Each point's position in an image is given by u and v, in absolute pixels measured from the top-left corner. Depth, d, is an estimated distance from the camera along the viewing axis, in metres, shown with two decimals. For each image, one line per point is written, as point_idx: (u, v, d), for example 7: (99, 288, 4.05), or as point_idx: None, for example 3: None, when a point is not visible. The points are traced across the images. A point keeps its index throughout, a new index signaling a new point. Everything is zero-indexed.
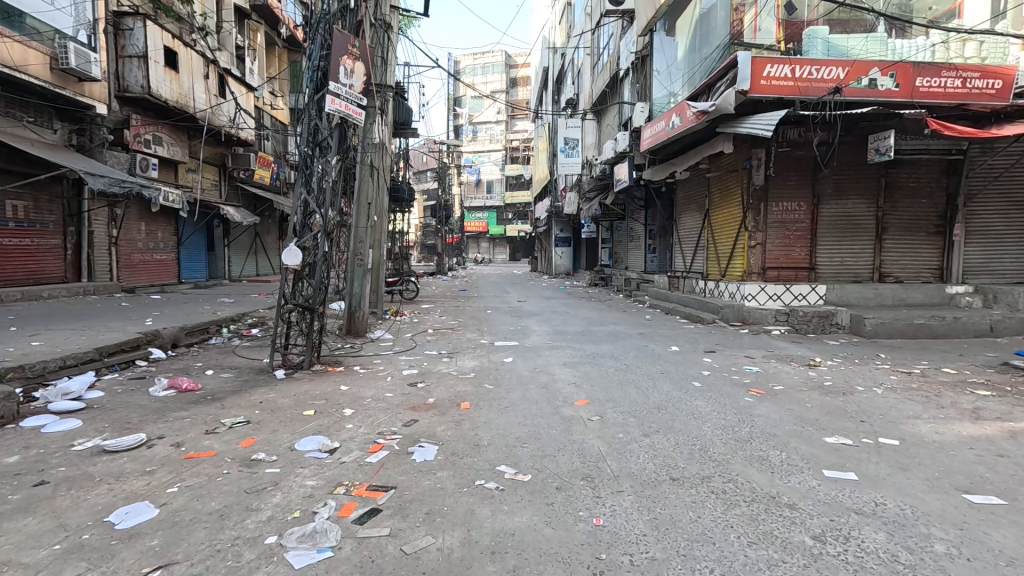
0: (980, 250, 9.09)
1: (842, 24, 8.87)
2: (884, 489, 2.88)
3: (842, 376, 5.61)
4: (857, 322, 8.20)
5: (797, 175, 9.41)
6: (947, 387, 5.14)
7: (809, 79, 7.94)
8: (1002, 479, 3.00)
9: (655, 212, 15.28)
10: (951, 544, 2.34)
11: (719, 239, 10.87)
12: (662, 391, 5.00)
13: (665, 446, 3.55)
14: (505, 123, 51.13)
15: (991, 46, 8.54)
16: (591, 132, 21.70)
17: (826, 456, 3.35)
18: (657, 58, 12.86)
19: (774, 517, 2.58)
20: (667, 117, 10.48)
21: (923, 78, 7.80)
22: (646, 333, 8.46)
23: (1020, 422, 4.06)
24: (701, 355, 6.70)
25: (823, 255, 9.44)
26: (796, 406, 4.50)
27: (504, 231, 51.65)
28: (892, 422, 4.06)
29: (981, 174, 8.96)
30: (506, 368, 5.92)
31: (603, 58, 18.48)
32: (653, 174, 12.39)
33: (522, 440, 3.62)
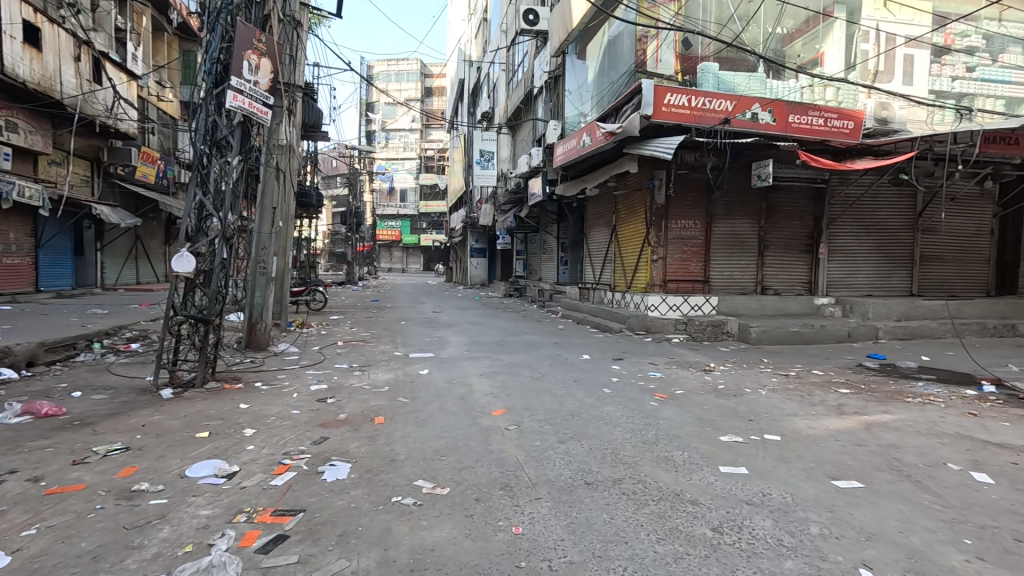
0: (840, 267, 10.50)
1: (730, 62, 9.89)
2: (770, 480, 3.21)
3: (733, 380, 6.19)
4: (743, 330, 9.08)
5: (693, 196, 10.27)
6: (816, 387, 5.85)
7: (704, 108, 8.67)
8: (861, 466, 3.47)
9: (567, 225, 15.86)
10: (825, 526, 2.64)
11: (625, 253, 11.54)
12: (576, 398, 5.19)
13: (580, 451, 3.68)
14: (419, 132, 50.53)
15: (845, 92, 10.03)
16: (506, 146, 22.09)
17: (721, 453, 3.66)
18: (568, 78, 13.45)
19: (678, 513, 2.77)
20: (578, 136, 10.99)
21: (794, 115, 8.85)
22: (560, 342, 8.73)
23: (873, 415, 4.73)
24: (610, 363, 7.04)
25: (716, 269, 10.36)
26: (695, 409, 4.86)
27: (419, 240, 50.85)
28: (774, 420, 4.54)
29: (839, 201, 10.38)
30: (422, 380, 5.81)
31: (518, 75, 19.00)
32: (566, 190, 12.89)
33: (440, 453, 3.57)
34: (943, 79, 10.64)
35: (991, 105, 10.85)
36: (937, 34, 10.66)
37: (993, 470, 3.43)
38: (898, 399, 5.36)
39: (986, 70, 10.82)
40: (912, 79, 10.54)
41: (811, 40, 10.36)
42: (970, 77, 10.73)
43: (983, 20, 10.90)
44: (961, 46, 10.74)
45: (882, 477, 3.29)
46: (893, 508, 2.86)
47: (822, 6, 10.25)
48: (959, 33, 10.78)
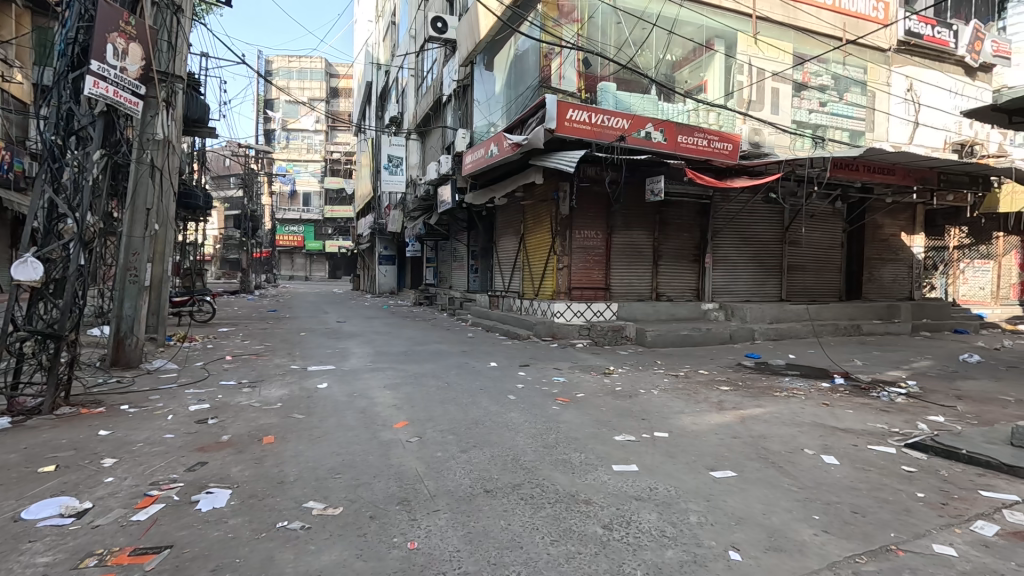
0: (723, 275, 11.58)
1: (627, 83, 10.54)
2: (657, 475, 3.43)
3: (630, 382, 6.55)
4: (640, 334, 9.66)
5: (594, 208, 10.78)
6: (702, 385, 6.38)
7: (603, 126, 9.14)
8: (735, 456, 3.82)
9: (477, 233, 15.94)
10: (702, 515, 2.87)
11: (532, 261, 11.82)
12: (481, 406, 5.18)
13: (481, 459, 3.68)
14: (324, 134, 48.22)
15: (726, 117, 11.32)
16: (416, 152, 21.76)
17: (615, 453, 3.85)
18: (477, 89, 13.60)
19: (572, 514, 2.86)
20: (486, 145, 11.11)
21: (682, 136, 9.63)
22: (468, 350, 8.72)
23: (747, 409, 5.25)
24: (517, 369, 7.15)
25: (616, 277, 10.94)
26: (594, 410, 5.09)
27: (323, 246, 48.42)
28: (664, 418, 4.87)
29: (721, 216, 11.48)
30: (320, 395, 5.49)
31: (427, 81, 18.87)
32: (475, 198, 12.97)
33: (335, 471, 3.40)
34: (802, 111, 12.27)
35: (840, 135, 12.64)
36: (797, 72, 12.21)
37: (838, 452, 3.95)
38: (768, 393, 6.00)
39: (835, 105, 12.60)
40: (778, 109, 12.01)
41: (697, 68, 11.35)
42: (822, 110, 12.45)
43: (833, 62, 12.58)
44: (815, 84, 12.38)
45: (752, 465, 3.64)
46: (759, 493, 3.18)
47: (704, 39, 11.30)
48: (814, 72, 12.41)
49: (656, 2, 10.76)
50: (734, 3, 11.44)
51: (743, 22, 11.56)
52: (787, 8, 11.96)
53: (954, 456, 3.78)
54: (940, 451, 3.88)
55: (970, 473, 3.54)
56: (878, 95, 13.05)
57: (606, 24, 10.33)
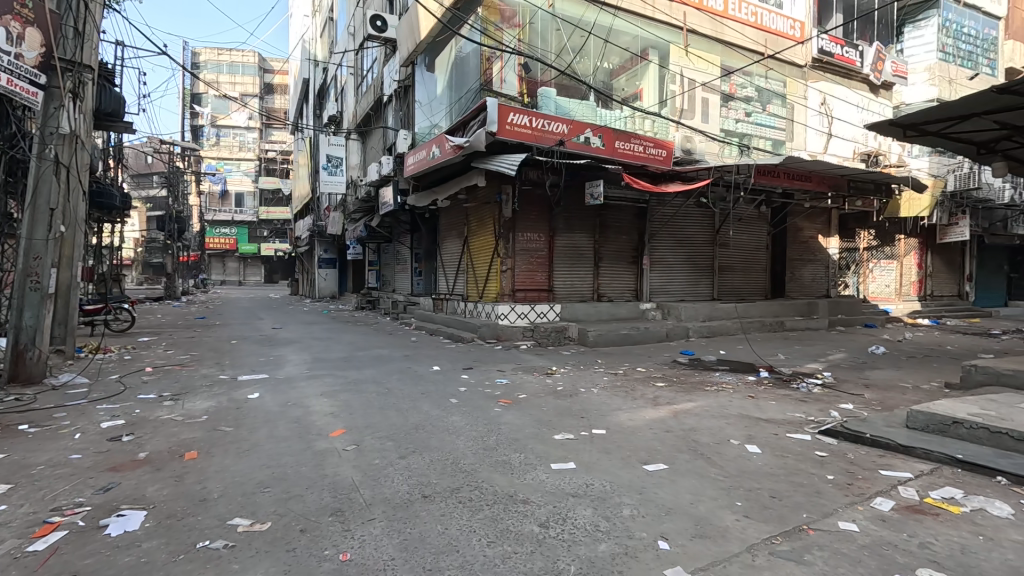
0: (659, 276, 12.07)
1: (566, 88, 10.77)
2: (593, 471, 3.52)
3: (571, 381, 6.69)
4: (582, 334, 9.88)
5: (536, 211, 10.93)
6: (639, 382, 6.62)
7: (544, 130, 9.30)
8: (667, 449, 3.99)
9: (421, 236, 15.75)
10: (635, 507, 2.97)
11: (476, 264, 11.81)
12: (422, 411, 5.12)
13: (420, 465, 3.63)
14: (257, 132, 45.78)
15: (660, 125, 11.85)
16: (356, 152, 21.18)
17: (554, 452, 3.91)
18: (419, 89, 13.44)
19: (510, 514, 2.88)
20: (428, 147, 11.00)
21: (620, 141, 9.93)
22: (411, 354, 8.60)
23: (679, 404, 5.49)
24: (460, 372, 7.12)
25: (558, 279, 11.14)
26: (535, 411, 5.15)
27: (258, 249, 46.13)
28: (602, 415, 5.01)
29: (657, 219, 11.97)
30: (251, 406, 5.22)
31: (367, 80, 18.46)
32: (418, 200, 12.81)
33: (264, 484, 3.25)
34: (730, 120, 13.02)
35: (763, 144, 13.52)
36: (725, 84, 12.94)
37: (761, 441, 4.21)
38: (699, 388, 6.32)
39: (758, 116, 13.46)
40: (708, 118, 12.69)
41: (632, 77, 11.78)
42: (748, 120, 13.27)
43: (757, 75, 13.43)
44: (741, 95, 13.17)
45: (682, 458, 3.81)
46: (688, 483, 3.33)
47: (639, 49, 11.74)
48: (740, 84, 13.18)
49: (593, 11, 11.06)
50: (667, 15, 11.96)
51: (675, 34, 12.11)
52: (714, 23, 12.66)
53: (860, 440, 4.13)
54: (847, 435, 4.23)
55: (872, 454, 3.88)
56: (797, 108, 14.06)
57: (547, 30, 10.52)
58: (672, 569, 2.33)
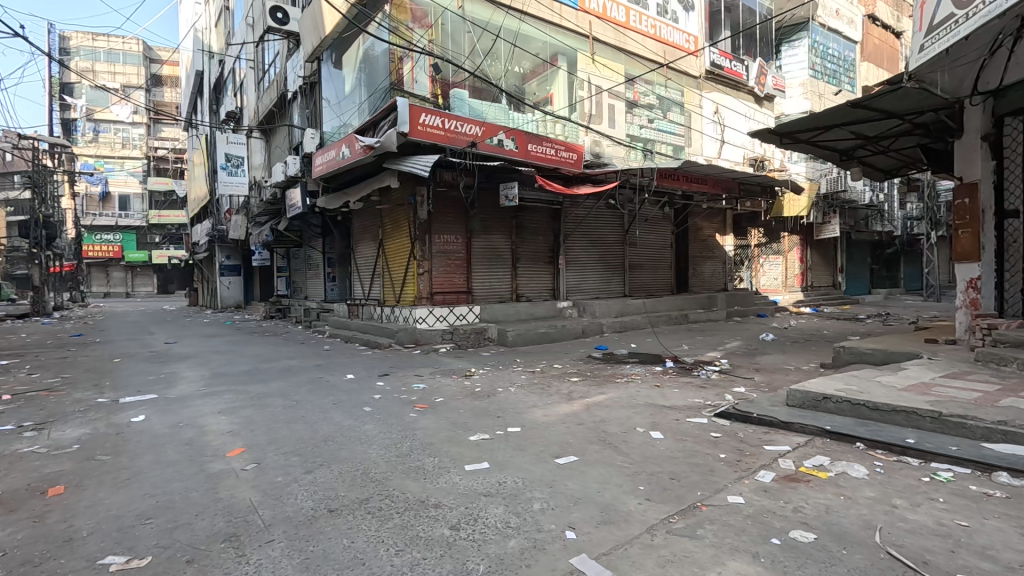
0: (574, 275, 12.49)
1: (479, 91, 10.85)
2: (506, 469, 3.56)
3: (488, 381, 6.72)
4: (502, 335, 9.97)
5: (452, 212, 10.85)
6: (555, 379, 6.80)
7: (456, 131, 9.26)
8: (578, 441, 4.13)
9: (333, 240, 15.11)
10: (545, 501, 3.04)
11: (392, 268, 11.52)
12: (332, 422, 4.90)
13: (327, 478, 3.47)
14: (144, 127, 42.19)
15: (570, 129, 12.31)
16: (259, 152, 19.89)
17: (468, 453, 3.90)
18: (325, 87, 12.88)
19: (420, 520, 2.83)
20: (337, 147, 10.58)
21: (532, 144, 10.13)
22: (323, 364, 8.21)
23: (592, 397, 5.72)
24: (375, 380, 6.89)
25: (477, 280, 11.15)
26: (451, 414, 5.10)
27: (149, 257, 41.81)
28: (517, 413, 5.09)
29: (571, 220, 12.38)
30: (134, 430, 4.71)
31: (269, 75, 17.43)
32: (329, 202, 12.28)
33: (146, 515, 2.95)
34: (634, 126, 13.79)
35: (665, 149, 14.46)
36: (629, 91, 13.67)
37: (664, 427, 4.48)
38: (610, 380, 6.62)
39: (660, 122, 14.38)
40: (614, 124, 13.37)
41: (543, 82, 12.11)
42: (651, 126, 14.14)
43: (657, 84, 14.33)
44: (644, 103, 13.99)
45: (591, 448, 3.96)
46: (595, 473, 3.47)
47: (549, 55, 12.10)
48: (642, 92, 14.00)
49: (503, 16, 11.23)
50: (574, 24, 12.43)
51: (581, 42, 12.61)
52: (617, 34, 13.35)
53: (748, 419, 4.53)
54: (737, 416, 4.62)
55: (759, 431, 4.27)
56: (694, 116, 15.18)
57: (457, 32, 10.52)
58: (578, 557, 2.40)
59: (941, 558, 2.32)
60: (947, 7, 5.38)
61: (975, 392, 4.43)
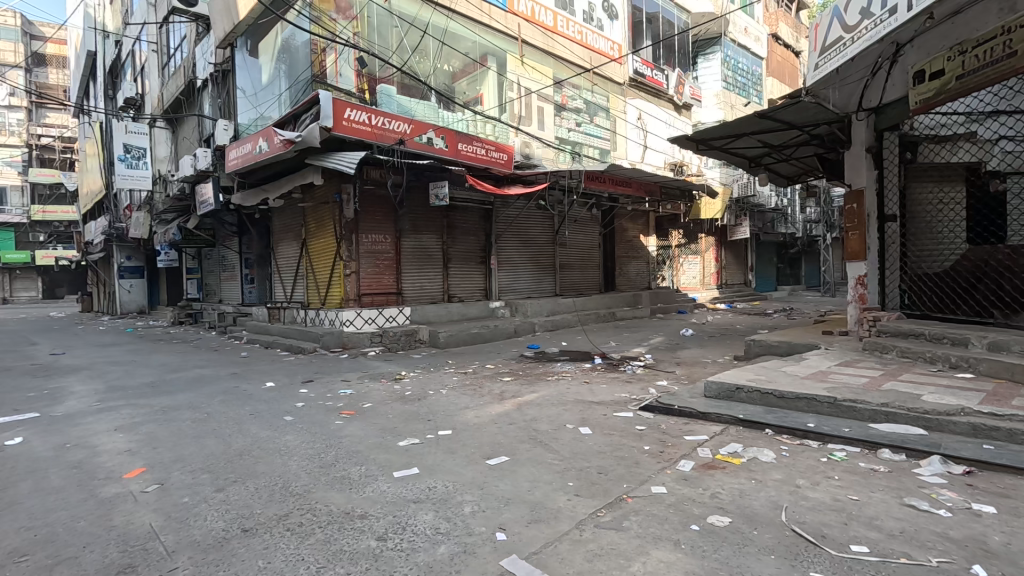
0: (506, 275, 12.57)
1: (407, 88, 10.62)
2: (436, 474, 3.49)
3: (419, 384, 6.58)
4: (433, 336, 9.82)
5: (381, 212, 10.54)
6: (486, 379, 6.78)
7: (383, 128, 8.97)
8: (509, 441, 4.13)
9: (251, 239, 14.23)
10: (475, 503, 3.01)
11: (316, 268, 10.99)
12: (249, 434, 4.57)
13: (242, 495, 3.23)
14: (24, 112, 37.40)
15: (500, 129, 12.35)
16: (163, 143, 18.24)
17: (396, 459, 3.79)
18: (240, 75, 12.07)
19: (345, 533, 2.70)
20: (254, 140, 9.93)
21: (463, 143, 10.05)
22: (239, 372, 7.67)
23: (523, 396, 5.76)
24: (298, 387, 6.53)
25: (407, 281, 10.89)
26: (379, 419, 4.93)
27: (31, 258, 37.15)
28: (449, 415, 5.02)
29: (502, 220, 12.43)
30: (9, 455, 4.13)
31: (176, 60, 16.07)
32: (244, 199, 11.50)
33: (19, 552, 2.58)
34: (563, 128, 14.11)
35: (593, 152, 14.94)
36: (558, 94, 13.96)
37: (592, 423, 4.59)
38: (541, 378, 6.71)
39: (587, 126, 14.83)
40: (544, 126, 13.58)
41: (473, 81, 12.07)
42: (579, 130, 14.54)
43: (584, 89, 14.75)
44: (572, 107, 14.33)
45: (522, 447, 3.98)
46: (526, 472, 3.48)
47: (478, 55, 12.08)
48: (571, 95, 14.34)
49: (431, 12, 11.05)
50: (503, 25, 12.49)
51: (510, 44, 12.69)
52: (545, 38, 13.60)
53: (670, 411, 4.76)
54: (660, 409, 4.83)
55: (680, 422, 4.49)
56: (619, 121, 15.80)
57: (384, 26, 10.22)
58: (508, 558, 2.39)
59: (836, 531, 2.54)
60: (836, 30, 6.04)
61: (863, 377, 4.94)
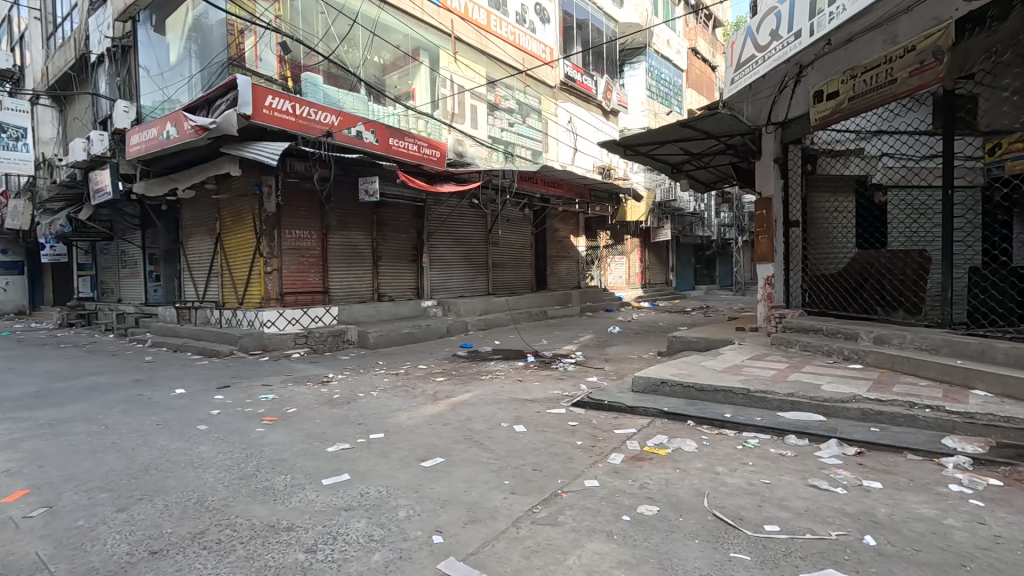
0: (438, 274, 12.42)
1: (334, 78, 10.18)
2: (368, 479, 3.37)
3: (349, 387, 6.33)
4: (362, 336, 9.50)
5: (306, 206, 10.02)
6: (419, 380, 6.65)
7: (309, 119, 8.55)
8: (444, 442, 4.08)
9: (156, 233, 13.03)
10: (410, 507, 2.94)
11: (233, 266, 10.25)
12: (155, 446, 4.18)
13: (150, 513, 2.94)
14: None
15: (433, 126, 12.17)
16: (48, 124, 16.12)
17: (325, 466, 3.62)
18: (144, 53, 10.99)
19: (269, 547, 2.54)
20: (160, 125, 9.08)
21: (394, 138, 9.83)
22: (143, 378, 6.98)
23: (457, 396, 5.71)
24: (212, 393, 6.06)
25: (334, 279, 10.43)
26: (306, 425, 4.68)
27: None
28: (381, 418, 4.87)
29: (434, 218, 12.27)
30: None
31: (64, 31, 14.33)
32: (150, 189, 10.52)
33: None
34: (496, 128, 14.17)
35: (525, 152, 15.13)
36: (492, 93, 13.99)
37: (526, 421, 4.64)
38: (475, 378, 6.69)
39: (520, 127, 14.98)
40: (477, 124, 13.56)
41: (405, 75, 11.78)
42: (512, 130, 14.68)
43: (517, 90, 14.90)
44: (505, 107, 14.43)
45: (458, 447, 3.95)
46: (462, 472, 3.45)
47: (410, 49, 11.82)
48: (504, 95, 14.42)
49: (360, 1, 10.67)
50: (435, 20, 12.31)
51: (443, 40, 12.54)
52: (479, 36, 13.57)
53: (600, 406, 4.92)
54: (591, 404, 4.99)
55: (609, 417, 4.66)
56: (550, 124, 16.15)
57: (309, 12, 9.73)
58: (446, 561, 2.36)
59: (751, 513, 2.75)
60: (749, 48, 6.52)
61: (771, 369, 5.40)
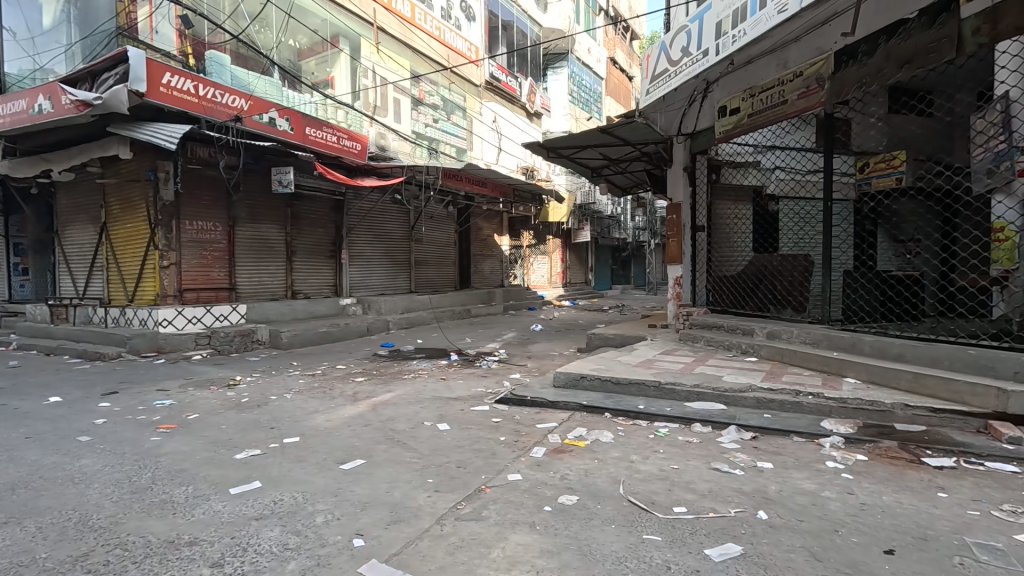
0: (358, 271, 11.99)
1: (243, 58, 9.48)
2: (281, 486, 3.19)
3: (259, 390, 5.93)
4: (274, 336, 8.92)
5: (210, 195, 9.22)
6: (337, 381, 6.38)
7: (214, 101, 7.89)
8: (364, 443, 3.96)
9: (24, 220, 11.38)
10: (329, 512, 2.82)
11: (122, 258, 9.22)
12: (24, 462, 3.66)
13: (18, 538, 2.58)
14: None
15: (353, 117, 11.82)
16: None
17: (232, 474, 3.37)
18: (9, 13, 9.55)
19: (167, 564, 2.33)
20: (29, 97, 7.94)
21: (311, 128, 9.32)
22: (7, 386, 6.08)
23: (378, 396, 5.56)
24: (96, 401, 5.42)
25: (242, 275, 9.71)
26: (208, 432, 4.33)
27: None
28: (295, 421, 4.62)
29: (354, 213, 11.82)
30: None
31: None
32: (15, 170, 9.15)
33: None
34: (419, 123, 13.92)
35: (449, 150, 15.03)
36: (416, 88, 13.72)
37: (449, 419, 4.62)
38: (396, 377, 6.55)
39: (444, 124, 14.85)
40: (400, 118, 13.25)
41: (323, 62, 11.21)
42: (436, 126, 14.50)
43: (442, 86, 14.72)
44: (429, 102, 14.21)
45: (379, 448, 3.85)
46: (383, 473, 3.37)
47: (329, 34, 11.26)
48: (428, 91, 14.17)
49: None
50: (357, 7, 11.84)
51: (365, 28, 12.09)
52: (403, 28, 13.24)
53: (522, 402, 5.02)
54: (514, 400, 5.07)
55: (531, 412, 4.77)
56: (475, 122, 16.16)
57: None
58: (368, 563, 2.30)
59: (662, 497, 2.94)
60: (663, 62, 6.94)
61: (680, 363, 5.80)
